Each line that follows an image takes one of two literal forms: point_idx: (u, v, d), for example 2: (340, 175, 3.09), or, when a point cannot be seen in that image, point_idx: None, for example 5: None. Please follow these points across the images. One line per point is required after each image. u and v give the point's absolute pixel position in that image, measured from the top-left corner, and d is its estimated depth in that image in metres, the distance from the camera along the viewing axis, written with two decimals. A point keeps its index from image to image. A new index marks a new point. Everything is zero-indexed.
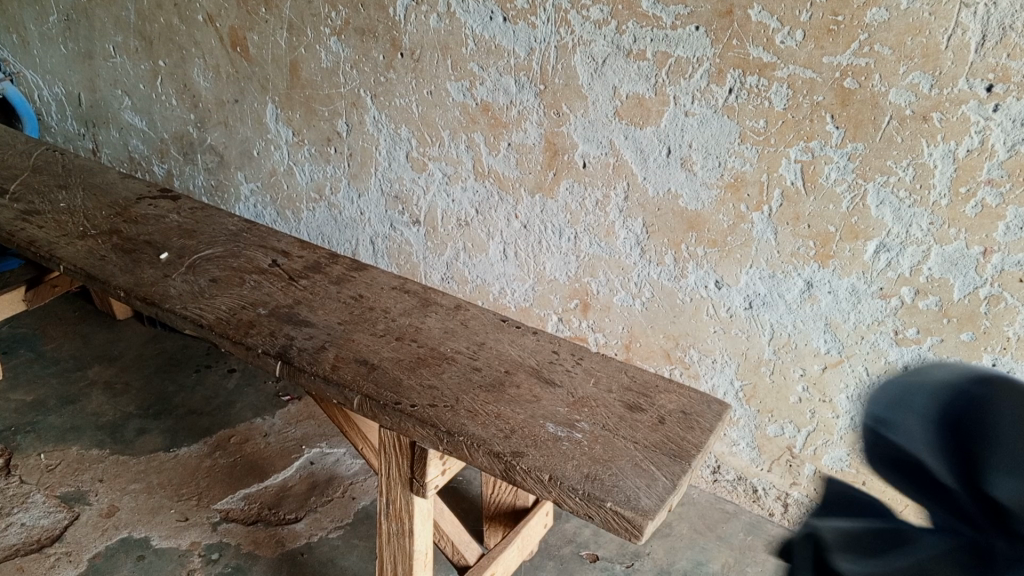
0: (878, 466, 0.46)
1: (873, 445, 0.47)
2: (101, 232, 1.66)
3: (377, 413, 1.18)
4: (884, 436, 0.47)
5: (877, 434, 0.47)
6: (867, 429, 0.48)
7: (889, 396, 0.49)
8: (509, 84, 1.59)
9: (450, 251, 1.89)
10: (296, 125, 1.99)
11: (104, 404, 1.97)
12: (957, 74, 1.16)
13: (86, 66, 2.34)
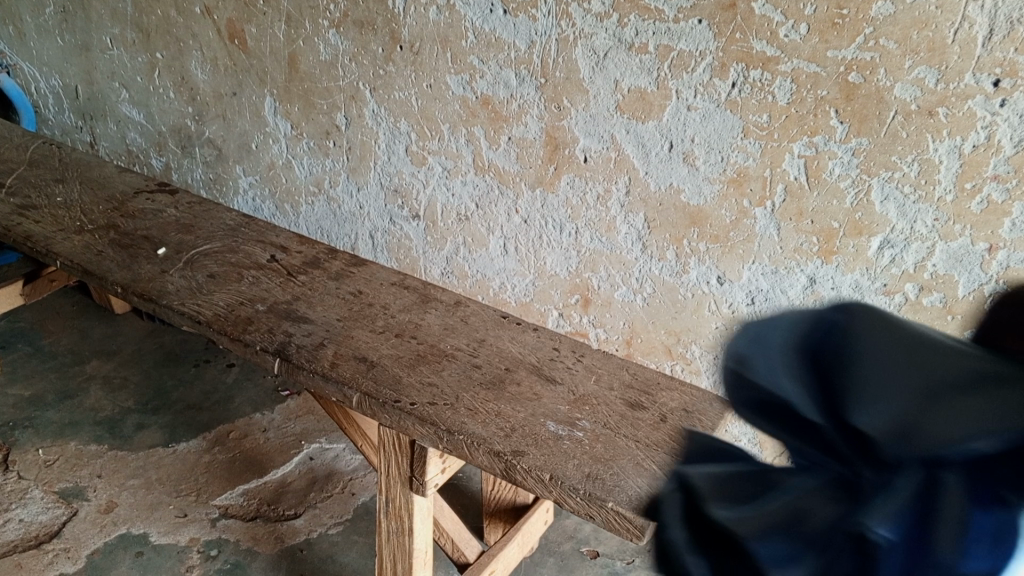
0: (742, 398, 0.67)
1: (737, 378, 0.68)
2: (98, 227, 1.65)
3: (376, 411, 1.17)
4: (745, 372, 0.67)
5: (739, 371, 0.68)
6: (733, 368, 0.69)
7: (748, 339, 0.69)
8: (510, 78, 1.57)
9: (450, 246, 1.88)
10: (295, 118, 1.97)
11: (103, 399, 1.97)
12: (963, 69, 1.14)
13: (83, 59, 2.32)
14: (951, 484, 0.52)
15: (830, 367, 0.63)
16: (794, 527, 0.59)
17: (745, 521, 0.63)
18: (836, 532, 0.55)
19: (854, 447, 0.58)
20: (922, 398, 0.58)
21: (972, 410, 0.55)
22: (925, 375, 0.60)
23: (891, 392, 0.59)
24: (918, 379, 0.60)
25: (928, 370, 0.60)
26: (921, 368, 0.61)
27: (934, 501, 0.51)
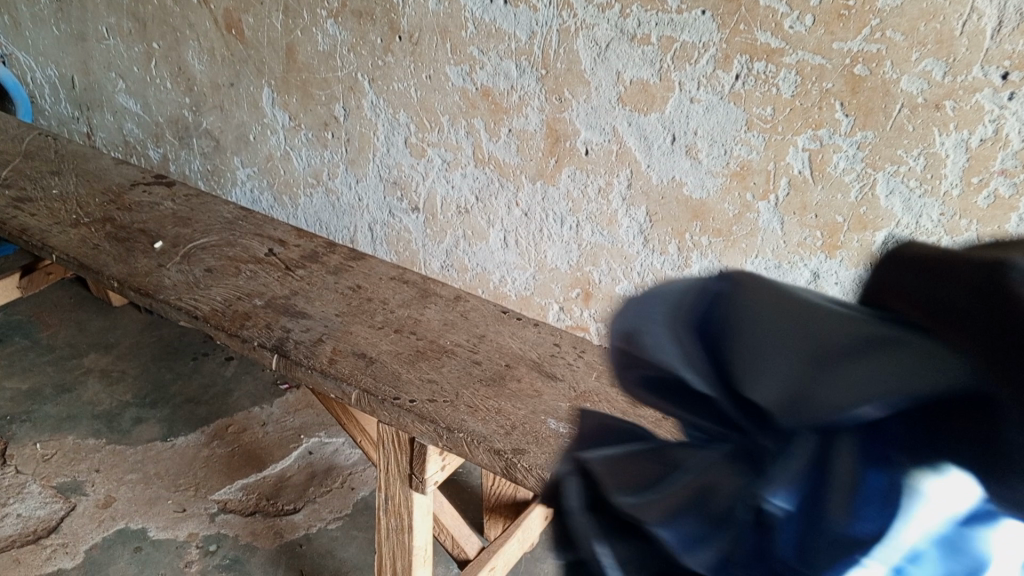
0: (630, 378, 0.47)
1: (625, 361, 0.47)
2: (94, 220, 1.63)
3: (375, 408, 1.15)
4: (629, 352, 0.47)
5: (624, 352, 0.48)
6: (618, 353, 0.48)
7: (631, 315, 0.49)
8: (510, 69, 1.55)
9: (450, 239, 1.87)
10: (293, 109, 1.95)
11: (100, 392, 1.95)
12: (971, 62, 1.12)
13: (79, 49, 2.29)
14: (841, 444, 0.36)
15: (720, 333, 0.44)
16: (700, 509, 0.40)
17: (644, 495, 0.42)
18: (737, 507, 0.38)
19: (745, 417, 0.40)
20: (816, 355, 0.40)
21: (894, 365, 0.37)
22: (825, 315, 0.42)
23: (780, 354, 0.40)
24: (824, 338, 0.41)
25: (833, 316, 0.42)
26: (813, 313, 0.43)
27: (828, 472, 0.35)
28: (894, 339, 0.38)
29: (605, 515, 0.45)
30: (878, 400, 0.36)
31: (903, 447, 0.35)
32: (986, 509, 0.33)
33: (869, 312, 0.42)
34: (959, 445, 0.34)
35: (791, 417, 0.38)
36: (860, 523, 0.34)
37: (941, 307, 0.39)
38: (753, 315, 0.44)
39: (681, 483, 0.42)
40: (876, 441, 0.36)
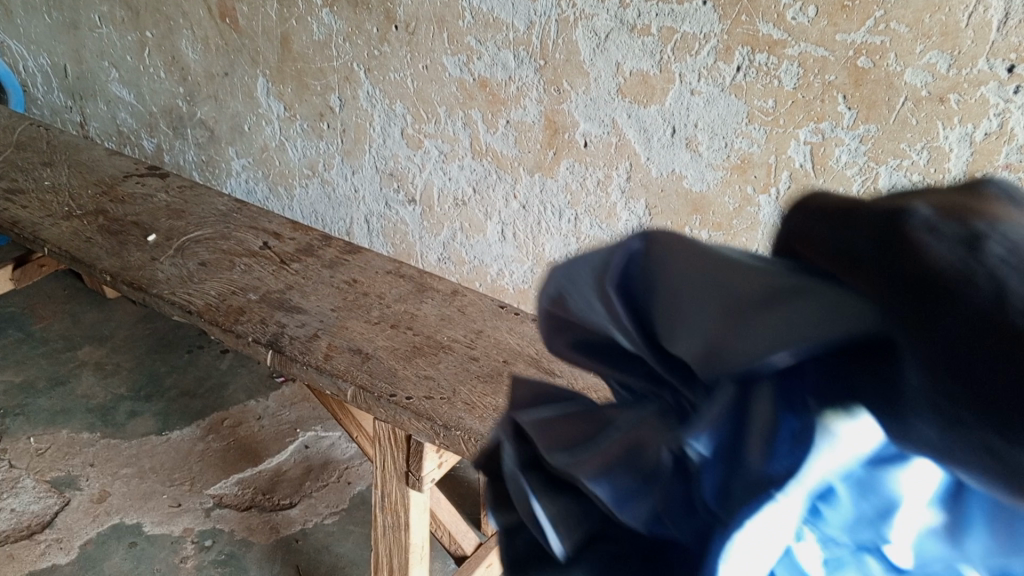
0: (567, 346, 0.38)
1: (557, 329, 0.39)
2: (86, 212, 1.61)
3: (371, 405, 1.14)
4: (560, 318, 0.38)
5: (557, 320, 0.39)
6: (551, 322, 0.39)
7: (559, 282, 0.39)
8: (508, 59, 1.53)
9: (447, 232, 1.85)
10: (288, 99, 1.92)
11: (94, 386, 1.94)
12: (977, 54, 1.10)
13: (71, 37, 2.26)
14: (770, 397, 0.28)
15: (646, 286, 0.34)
16: (632, 467, 0.32)
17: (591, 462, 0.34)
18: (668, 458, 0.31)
19: (668, 369, 0.33)
20: (743, 302, 0.30)
21: (814, 312, 0.28)
22: (741, 267, 0.32)
23: (697, 296, 0.32)
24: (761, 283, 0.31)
25: (746, 267, 0.32)
26: (748, 264, 0.33)
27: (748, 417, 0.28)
28: (806, 284, 0.29)
29: (537, 473, 0.36)
30: (789, 347, 0.28)
31: (821, 392, 0.28)
32: (899, 451, 0.27)
33: (781, 258, 0.33)
34: (868, 391, 0.27)
35: (707, 370, 0.30)
36: (781, 467, 0.27)
37: (848, 250, 0.29)
38: (663, 262, 0.34)
39: (610, 441, 0.34)
40: (792, 384, 0.28)
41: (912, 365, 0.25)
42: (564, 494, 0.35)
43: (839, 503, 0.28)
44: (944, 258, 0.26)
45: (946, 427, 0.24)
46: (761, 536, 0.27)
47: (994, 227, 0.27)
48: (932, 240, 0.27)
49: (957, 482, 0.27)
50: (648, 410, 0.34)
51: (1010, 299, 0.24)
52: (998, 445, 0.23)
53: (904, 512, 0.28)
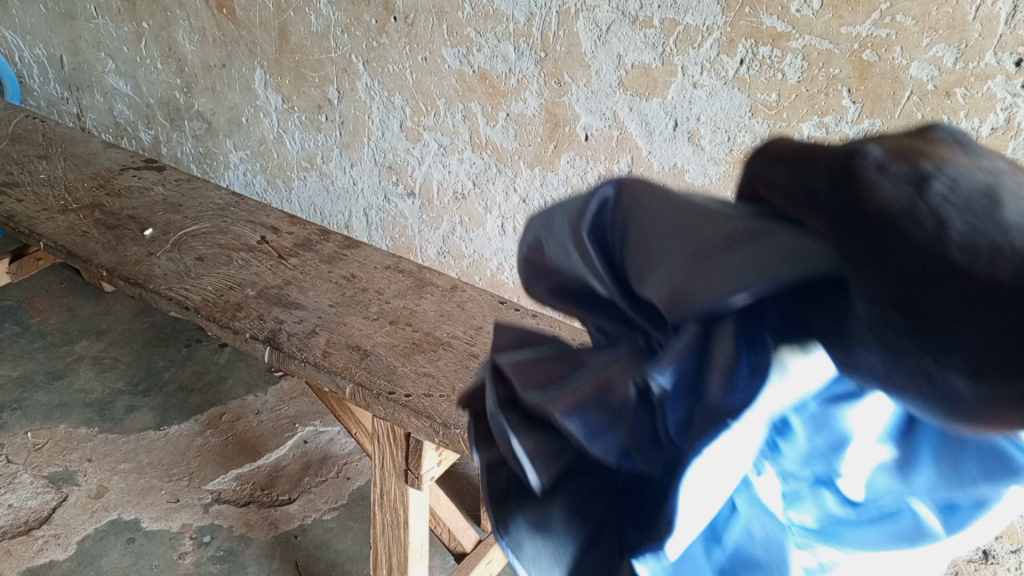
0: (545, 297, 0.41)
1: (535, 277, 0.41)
2: (83, 206, 1.60)
3: (370, 403, 1.13)
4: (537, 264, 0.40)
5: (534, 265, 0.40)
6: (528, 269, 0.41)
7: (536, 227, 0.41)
8: (508, 52, 1.51)
9: (446, 225, 1.83)
10: (285, 91, 1.90)
11: (92, 380, 1.93)
12: (984, 48, 1.08)
13: (67, 28, 2.24)
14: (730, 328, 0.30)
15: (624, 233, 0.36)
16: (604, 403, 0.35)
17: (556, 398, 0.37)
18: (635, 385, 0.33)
19: (641, 313, 0.36)
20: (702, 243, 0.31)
21: (763, 250, 0.29)
22: (701, 212, 0.34)
23: (669, 239, 0.33)
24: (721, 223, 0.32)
25: (708, 212, 0.33)
26: (705, 210, 0.34)
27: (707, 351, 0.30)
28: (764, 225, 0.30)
29: (515, 412, 0.40)
30: (749, 283, 0.28)
31: (781, 329, 0.30)
32: (854, 388, 0.31)
33: (745, 205, 0.33)
34: (823, 328, 0.28)
35: (672, 311, 0.31)
36: (739, 396, 0.29)
37: (804, 193, 0.29)
38: (639, 213, 0.36)
39: (584, 380, 0.37)
40: (752, 322, 0.30)
41: (859, 298, 0.26)
42: (542, 430, 0.38)
43: (796, 438, 0.32)
44: (888, 194, 0.25)
45: (891, 353, 0.25)
46: (719, 458, 0.29)
47: (942, 166, 0.25)
48: (884, 179, 0.26)
49: (908, 419, 0.32)
50: (619, 354, 0.37)
51: (948, 231, 0.24)
52: (941, 371, 0.24)
53: (860, 443, 0.32)
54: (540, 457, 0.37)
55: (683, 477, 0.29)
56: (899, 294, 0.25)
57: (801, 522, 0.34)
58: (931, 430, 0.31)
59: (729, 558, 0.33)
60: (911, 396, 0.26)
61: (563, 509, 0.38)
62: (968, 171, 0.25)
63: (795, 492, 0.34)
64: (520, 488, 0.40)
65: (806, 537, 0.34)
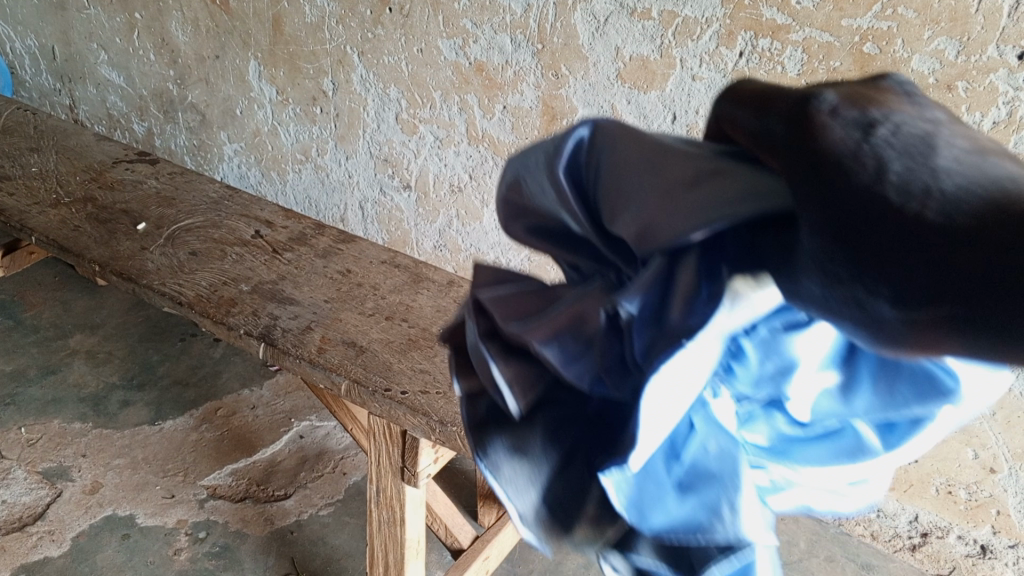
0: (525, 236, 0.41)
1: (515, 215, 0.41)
2: (75, 199, 1.58)
3: (365, 400, 1.12)
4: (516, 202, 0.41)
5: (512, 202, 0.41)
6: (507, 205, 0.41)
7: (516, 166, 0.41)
8: (505, 43, 1.49)
9: (443, 219, 1.82)
10: (279, 83, 1.88)
11: (86, 374, 1.92)
12: (986, 41, 1.08)
13: (59, 18, 2.22)
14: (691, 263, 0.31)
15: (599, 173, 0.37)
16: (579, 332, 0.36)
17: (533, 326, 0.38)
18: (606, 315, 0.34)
19: (613, 250, 0.37)
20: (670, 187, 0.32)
21: (728, 192, 0.30)
22: (674, 156, 0.35)
23: (638, 177, 0.34)
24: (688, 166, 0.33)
25: (678, 156, 0.34)
26: (677, 155, 0.35)
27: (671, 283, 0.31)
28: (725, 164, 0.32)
29: (496, 341, 0.40)
30: (708, 221, 0.29)
31: (737, 261, 0.30)
32: (804, 319, 0.33)
33: (713, 146, 0.36)
34: (774, 260, 0.29)
35: (642, 247, 0.32)
36: (694, 319, 0.30)
37: (764, 132, 0.30)
38: (613, 155, 0.37)
39: (560, 310, 0.37)
40: (711, 255, 0.31)
41: (804, 228, 0.26)
42: (518, 359, 0.39)
43: (748, 361, 0.35)
44: (838, 140, 0.26)
45: (829, 284, 0.26)
46: (677, 381, 0.31)
47: (888, 114, 0.27)
48: (834, 123, 0.27)
49: (846, 347, 0.34)
50: (592, 288, 0.37)
51: (886, 175, 0.25)
52: (869, 298, 0.25)
53: (808, 368, 0.35)
54: (519, 383, 0.38)
55: (642, 398, 0.30)
56: (836, 225, 0.25)
57: (754, 440, 0.38)
58: (869, 357, 0.34)
59: (684, 475, 0.35)
60: (845, 321, 0.27)
61: (541, 435, 0.39)
62: (908, 120, 0.27)
63: (750, 413, 0.38)
64: (500, 417, 0.42)
65: (759, 454, 0.39)
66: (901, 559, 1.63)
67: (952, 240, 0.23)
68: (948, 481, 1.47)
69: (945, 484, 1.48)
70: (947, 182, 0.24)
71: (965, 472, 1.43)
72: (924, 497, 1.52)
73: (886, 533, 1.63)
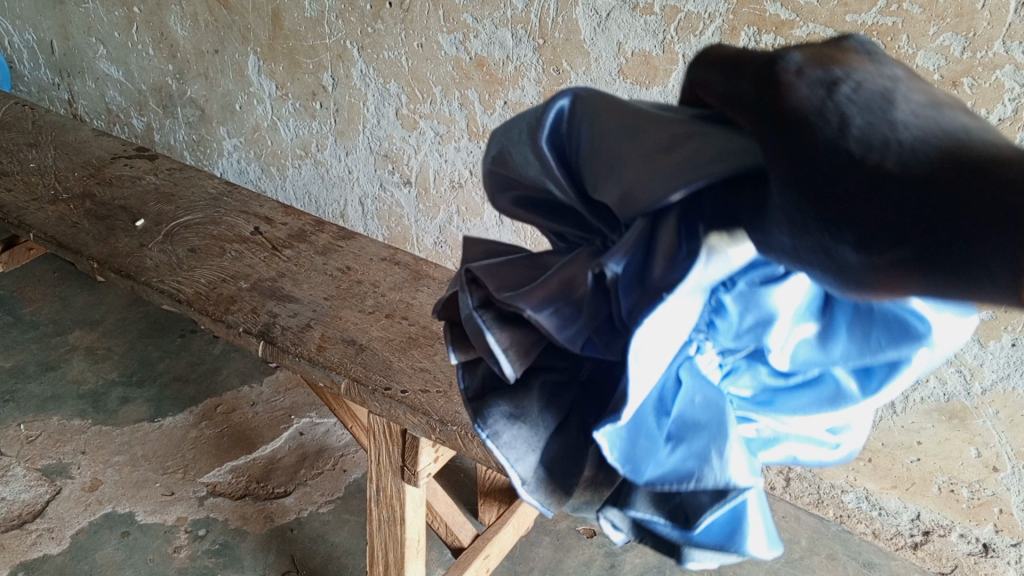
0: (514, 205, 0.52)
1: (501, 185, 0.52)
2: (73, 195, 1.57)
3: (365, 399, 1.11)
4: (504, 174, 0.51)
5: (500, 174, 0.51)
6: (494, 175, 0.51)
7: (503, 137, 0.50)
8: (506, 38, 1.48)
9: (443, 215, 1.81)
10: (279, 78, 1.87)
11: (85, 371, 1.91)
12: (992, 37, 1.07)
13: (58, 12, 2.20)
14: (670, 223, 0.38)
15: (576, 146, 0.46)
16: (570, 296, 0.44)
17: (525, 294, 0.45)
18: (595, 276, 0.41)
19: (596, 217, 0.47)
20: (654, 151, 0.39)
21: (706, 153, 0.37)
22: (650, 120, 0.42)
23: (615, 147, 0.42)
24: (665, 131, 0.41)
25: (658, 120, 0.42)
26: (652, 119, 0.42)
27: (655, 243, 0.38)
28: (698, 129, 0.39)
29: (490, 310, 0.47)
30: (686, 182, 0.36)
31: (713, 220, 0.37)
32: (782, 272, 0.39)
33: (690, 109, 0.43)
34: (745, 212, 0.35)
35: (624, 209, 0.40)
36: (673, 274, 0.37)
37: (735, 91, 0.37)
38: (590, 126, 0.45)
39: (549, 277, 0.45)
40: (691, 215, 0.38)
41: (776, 183, 0.32)
42: (511, 327, 0.47)
43: (730, 315, 0.42)
44: (803, 99, 0.32)
45: (795, 232, 0.32)
46: (664, 329, 0.38)
47: (848, 73, 0.33)
48: (798, 83, 0.33)
49: (819, 300, 0.41)
50: (580, 252, 0.46)
51: (846, 129, 0.30)
52: (834, 244, 0.31)
53: (785, 321, 0.41)
54: (513, 348, 0.47)
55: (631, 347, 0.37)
56: (801, 180, 0.31)
57: (740, 392, 0.46)
58: (845, 309, 0.41)
59: (673, 426, 0.43)
60: (813, 267, 0.33)
61: (536, 399, 0.49)
62: (867, 78, 0.32)
63: (736, 366, 0.46)
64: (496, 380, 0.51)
65: (745, 402, 0.46)
66: (902, 557, 1.62)
67: (903, 187, 0.29)
68: (950, 479, 1.47)
69: (947, 482, 1.48)
70: (903, 134, 0.30)
71: (967, 471, 1.44)
72: (926, 496, 1.52)
73: (887, 531, 1.62)
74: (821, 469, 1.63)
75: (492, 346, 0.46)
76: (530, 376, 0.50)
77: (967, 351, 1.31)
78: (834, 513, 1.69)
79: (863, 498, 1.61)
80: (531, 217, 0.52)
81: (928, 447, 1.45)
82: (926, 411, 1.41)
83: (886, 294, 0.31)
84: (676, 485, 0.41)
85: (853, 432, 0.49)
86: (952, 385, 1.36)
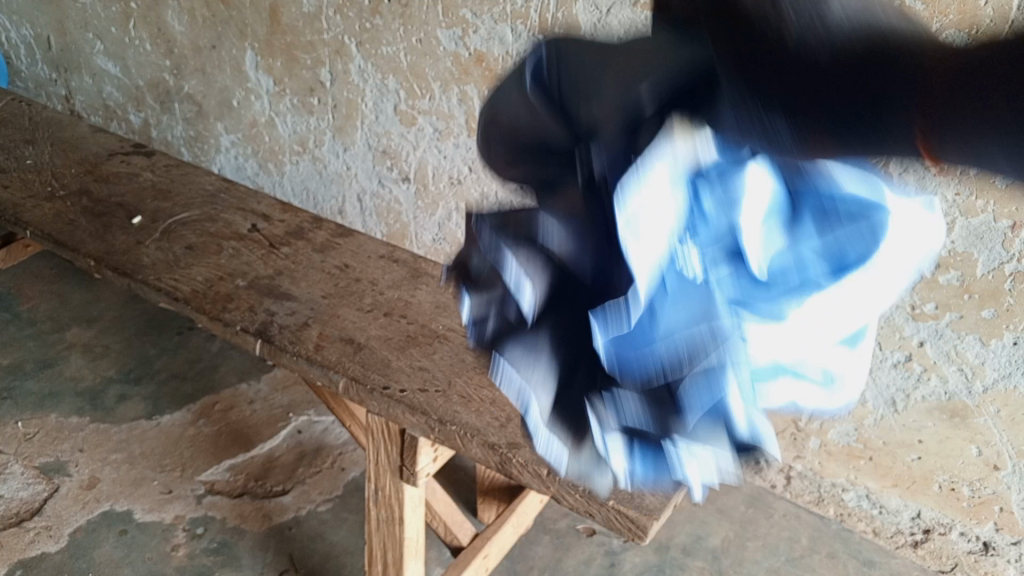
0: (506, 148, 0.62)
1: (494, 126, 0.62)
2: (69, 192, 1.56)
3: (364, 398, 1.10)
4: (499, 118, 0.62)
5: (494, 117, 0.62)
6: (489, 122, 0.63)
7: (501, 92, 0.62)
8: (505, 33, 1.47)
9: (442, 211, 1.80)
10: (277, 73, 1.86)
11: (83, 368, 1.90)
12: None
13: (54, 8, 2.19)
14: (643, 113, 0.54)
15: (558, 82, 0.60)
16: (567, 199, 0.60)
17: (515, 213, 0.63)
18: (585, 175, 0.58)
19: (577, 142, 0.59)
20: (645, 71, 0.55)
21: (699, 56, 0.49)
22: (626, 55, 0.57)
23: (590, 75, 0.58)
24: (637, 64, 0.56)
25: (629, 49, 0.58)
26: (629, 48, 0.58)
27: (635, 138, 0.54)
28: (654, 38, 0.56)
29: (502, 236, 0.62)
30: (643, 83, 0.54)
31: (682, 113, 0.53)
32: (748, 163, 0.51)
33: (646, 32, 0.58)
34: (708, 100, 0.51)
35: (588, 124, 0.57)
36: (650, 153, 0.52)
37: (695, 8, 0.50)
38: (567, 61, 0.60)
39: (554, 199, 0.61)
40: (663, 114, 0.54)
41: (727, 75, 0.47)
42: (523, 248, 0.61)
43: (710, 217, 0.52)
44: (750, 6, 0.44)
45: (744, 112, 0.47)
46: (653, 197, 0.51)
47: None
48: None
49: (785, 199, 0.53)
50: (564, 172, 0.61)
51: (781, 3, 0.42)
52: (771, 119, 0.45)
53: (756, 221, 0.52)
54: (527, 268, 0.60)
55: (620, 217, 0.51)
56: (752, 84, 0.45)
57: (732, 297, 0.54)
58: (809, 208, 0.52)
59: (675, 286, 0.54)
60: (751, 134, 0.48)
61: (549, 327, 0.62)
62: None
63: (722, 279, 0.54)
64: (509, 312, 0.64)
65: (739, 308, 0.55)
66: (903, 555, 1.62)
67: (833, 61, 0.40)
68: (951, 478, 1.46)
69: (948, 481, 1.47)
70: (837, 9, 0.40)
71: (968, 469, 1.43)
72: (927, 494, 1.51)
73: (888, 530, 1.61)
74: (821, 468, 1.63)
75: (512, 282, 0.61)
76: (541, 317, 0.62)
77: (968, 350, 1.32)
78: (835, 511, 1.67)
79: (864, 496, 1.61)
80: (519, 165, 0.63)
81: (929, 446, 1.45)
82: (927, 409, 1.41)
83: (818, 147, 0.44)
84: (684, 339, 0.54)
85: (844, 368, 0.58)
86: (952, 384, 1.36)
